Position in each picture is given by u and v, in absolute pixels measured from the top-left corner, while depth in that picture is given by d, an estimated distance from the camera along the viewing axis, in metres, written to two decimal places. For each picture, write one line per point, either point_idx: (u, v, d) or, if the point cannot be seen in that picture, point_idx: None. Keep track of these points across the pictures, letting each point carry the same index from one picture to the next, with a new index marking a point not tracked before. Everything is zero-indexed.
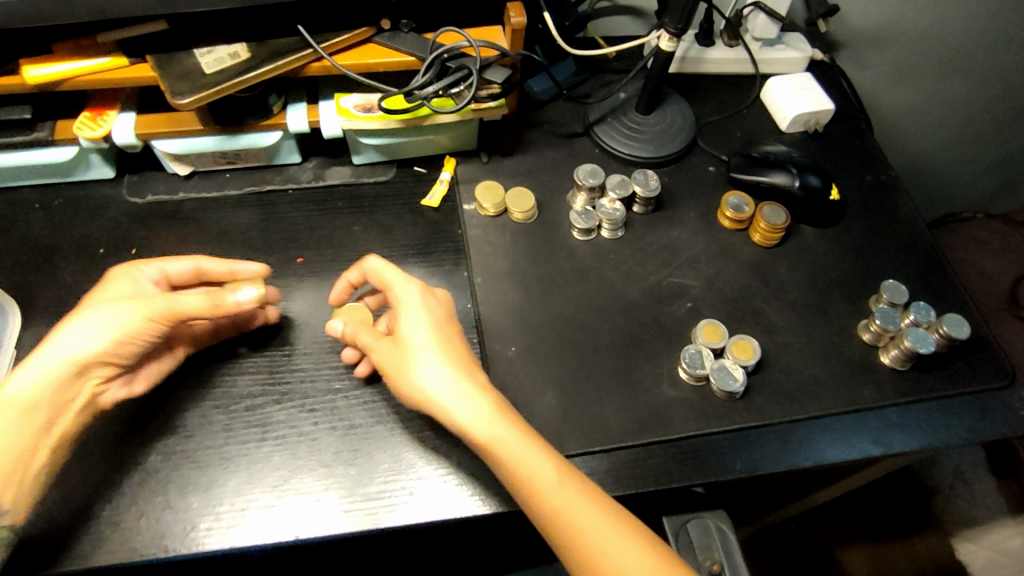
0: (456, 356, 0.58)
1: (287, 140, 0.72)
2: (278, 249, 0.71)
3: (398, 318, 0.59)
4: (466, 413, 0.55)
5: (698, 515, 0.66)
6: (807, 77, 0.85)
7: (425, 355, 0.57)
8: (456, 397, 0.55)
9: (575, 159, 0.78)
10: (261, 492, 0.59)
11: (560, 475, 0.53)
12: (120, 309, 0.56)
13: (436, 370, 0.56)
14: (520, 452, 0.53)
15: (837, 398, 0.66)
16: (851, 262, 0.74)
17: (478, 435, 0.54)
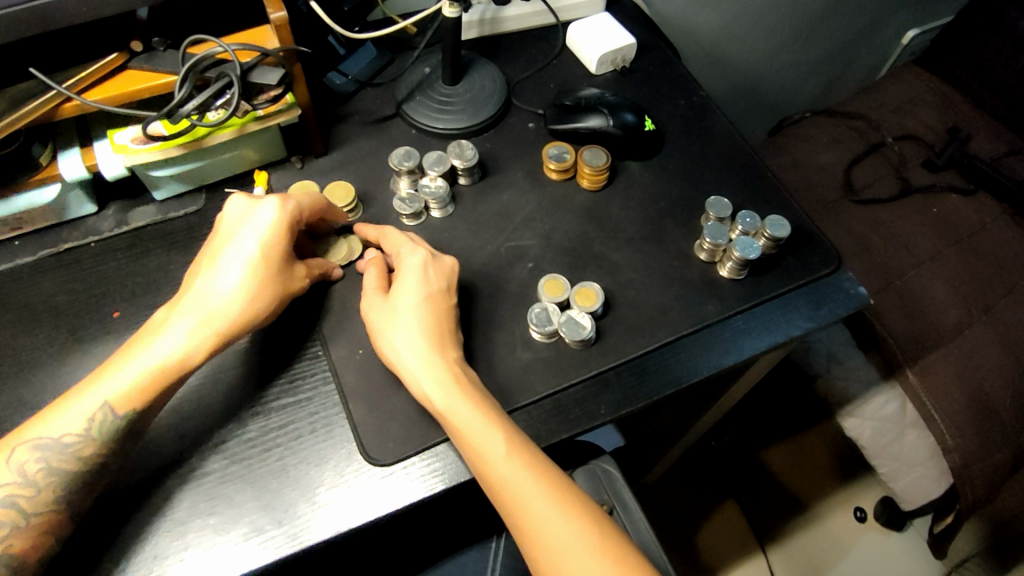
0: (431, 333, 0.59)
1: (72, 191, 0.66)
2: (89, 309, 0.65)
3: (409, 285, 0.60)
4: (426, 386, 0.57)
5: (585, 462, 0.68)
6: (606, 15, 0.85)
7: (403, 321, 0.59)
8: (420, 366, 0.58)
9: (392, 145, 0.76)
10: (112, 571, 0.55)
11: (499, 447, 0.54)
12: (236, 292, 0.58)
13: (413, 338, 0.59)
14: (465, 419, 0.55)
15: (685, 321, 0.67)
16: (677, 187, 0.76)
17: (436, 405, 0.56)
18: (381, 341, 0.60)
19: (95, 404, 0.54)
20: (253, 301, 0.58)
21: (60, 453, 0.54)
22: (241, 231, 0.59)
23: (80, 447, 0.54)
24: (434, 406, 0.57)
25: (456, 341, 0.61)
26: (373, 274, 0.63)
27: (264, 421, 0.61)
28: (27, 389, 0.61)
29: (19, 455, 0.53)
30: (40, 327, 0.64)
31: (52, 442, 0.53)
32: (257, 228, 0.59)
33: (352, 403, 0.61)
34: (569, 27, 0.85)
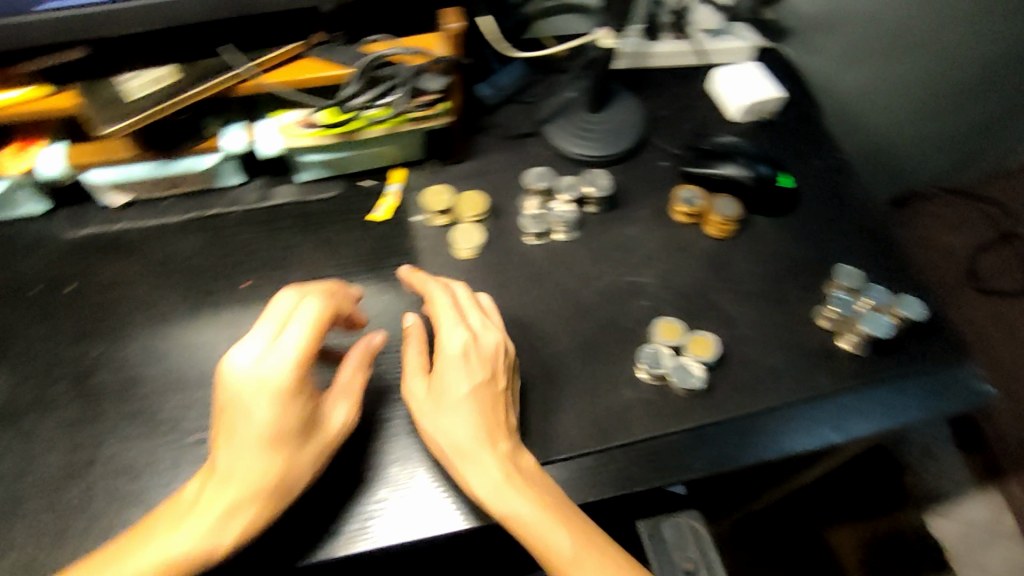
0: (483, 420, 0.54)
1: (226, 162, 0.69)
2: (223, 275, 0.69)
3: (460, 364, 0.56)
4: (475, 475, 0.52)
5: (672, 514, 0.61)
6: (756, 65, 0.84)
7: (457, 404, 0.55)
8: (473, 451, 0.53)
9: (525, 163, 0.77)
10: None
11: (556, 528, 0.50)
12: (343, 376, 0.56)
13: (462, 422, 0.54)
14: (516, 507, 0.51)
15: (797, 388, 0.65)
16: (806, 249, 0.74)
17: (485, 497, 0.52)
18: (423, 424, 0.55)
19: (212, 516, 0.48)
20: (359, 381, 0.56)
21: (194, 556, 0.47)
22: (269, 313, 0.53)
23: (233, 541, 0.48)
24: (473, 485, 0.52)
25: (512, 430, 0.56)
26: (414, 351, 0.58)
27: (368, 412, 0.61)
28: (157, 340, 0.64)
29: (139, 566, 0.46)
30: (178, 284, 0.68)
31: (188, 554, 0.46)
32: (265, 325, 0.52)
33: None
34: (716, 69, 0.84)
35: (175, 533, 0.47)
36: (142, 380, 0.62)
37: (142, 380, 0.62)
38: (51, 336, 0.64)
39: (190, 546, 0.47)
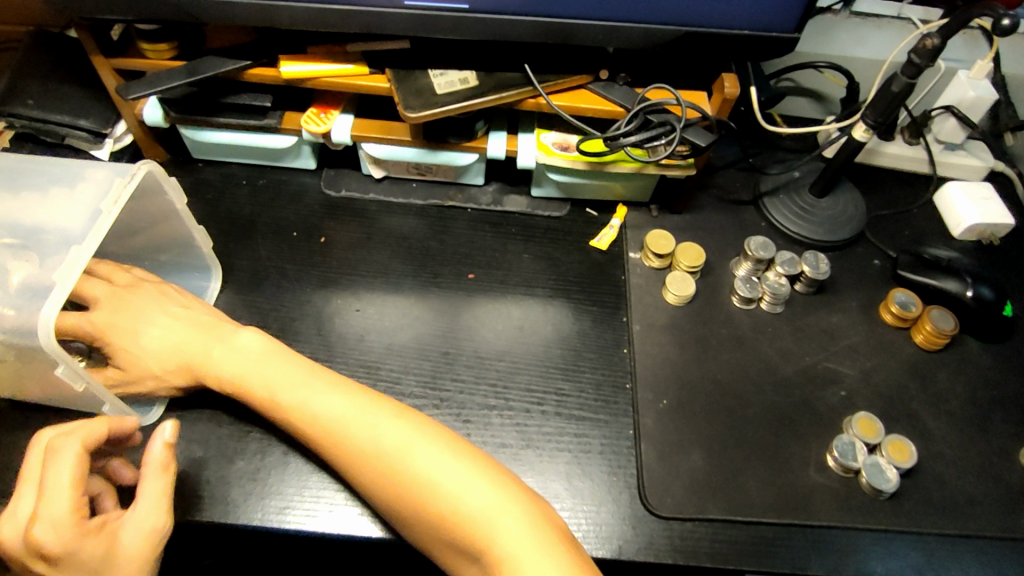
0: (444, 440, 0.54)
1: (479, 163, 0.76)
2: (451, 262, 0.74)
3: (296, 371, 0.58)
4: (467, 493, 0.50)
5: None
6: (987, 187, 0.82)
7: (368, 420, 0.55)
8: (457, 482, 0.51)
9: (741, 228, 0.80)
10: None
11: (533, 546, 0.47)
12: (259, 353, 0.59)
13: (443, 459, 0.52)
14: (498, 530, 0.48)
15: (990, 522, 0.63)
16: (1018, 383, 0.71)
17: (475, 513, 0.49)
18: (404, 469, 0.52)
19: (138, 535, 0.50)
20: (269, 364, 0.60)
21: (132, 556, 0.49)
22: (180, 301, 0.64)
23: (101, 530, 0.49)
24: (463, 513, 0.49)
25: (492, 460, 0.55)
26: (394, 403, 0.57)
27: (562, 423, 0.64)
28: (387, 305, 0.70)
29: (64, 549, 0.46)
30: (411, 260, 0.74)
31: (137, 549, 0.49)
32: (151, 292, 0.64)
33: (644, 446, 0.64)
34: (946, 183, 0.84)
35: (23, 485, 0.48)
36: (369, 337, 0.68)
37: (372, 337, 0.68)
38: (301, 278, 0.72)
39: (67, 523, 0.46)
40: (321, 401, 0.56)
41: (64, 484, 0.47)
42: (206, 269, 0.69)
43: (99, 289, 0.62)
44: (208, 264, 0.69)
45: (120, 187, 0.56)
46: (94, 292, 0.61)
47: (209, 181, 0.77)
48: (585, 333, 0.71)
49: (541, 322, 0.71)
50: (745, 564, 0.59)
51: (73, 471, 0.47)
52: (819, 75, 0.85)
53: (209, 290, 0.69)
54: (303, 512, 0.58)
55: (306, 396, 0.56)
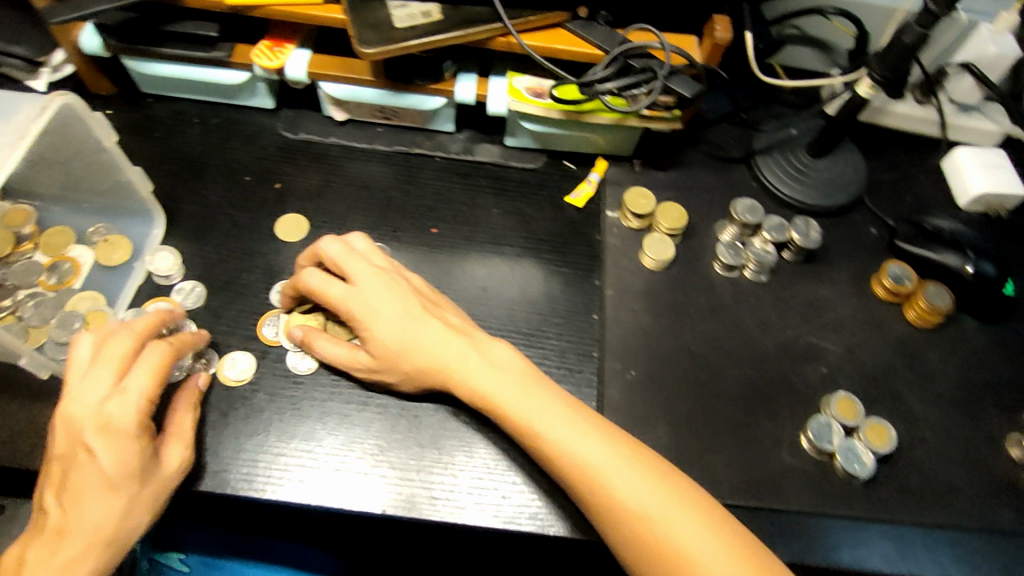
0: (618, 439, 0.50)
1: (448, 108, 0.70)
2: (415, 216, 0.69)
3: (483, 362, 0.53)
4: (630, 487, 0.47)
5: None
6: (1002, 154, 0.76)
7: (550, 414, 0.51)
8: (635, 481, 0.47)
9: (730, 188, 0.74)
10: (307, 451, 0.56)
11: (712, 548, 0.45)
12: (472, 344, 0.55)
13: (612, 455, 0.49)
14: (679, 533, 0.45)
15: (968, 512, 0.59)
16: (1012, 366, 0.67)
17: (648, 511, 0.46)
18: (580, 466, 0.49)
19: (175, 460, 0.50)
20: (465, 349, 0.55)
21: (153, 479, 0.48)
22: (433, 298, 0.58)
23: (151, 444, 0.48)
24: (679, 549, 0.45)
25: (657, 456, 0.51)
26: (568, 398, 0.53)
27: None
28: None
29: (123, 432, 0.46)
30: (371, 212, 0.69)
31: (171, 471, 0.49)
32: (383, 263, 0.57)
33: (607, 418, 0.60)
34: (955, 148, 0.78)
35: (103, 362, 0.48)
36: None
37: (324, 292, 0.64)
38: (250, 226, 0.67)
39: (133, 408, 0.47)
40: (528, 406, 0.51)
41: (146, 370, 0.48)
42: (148, 215, 0.64)
43: (356, 266, 0.55)
44: (150, 210, 0.64)
45: (27, 121, 0.52)
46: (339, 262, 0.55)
47: (157, 117, 0.72)
48: (554, 296, 0.66)
49: (509, 283, 0.66)
50: None
51: (164, 366, 0.49)
52: (826, 22, 0.77)
53: (151, 238, 0.64)
54: (242, 476, 0.55)
55: (503, 388, 0.52)
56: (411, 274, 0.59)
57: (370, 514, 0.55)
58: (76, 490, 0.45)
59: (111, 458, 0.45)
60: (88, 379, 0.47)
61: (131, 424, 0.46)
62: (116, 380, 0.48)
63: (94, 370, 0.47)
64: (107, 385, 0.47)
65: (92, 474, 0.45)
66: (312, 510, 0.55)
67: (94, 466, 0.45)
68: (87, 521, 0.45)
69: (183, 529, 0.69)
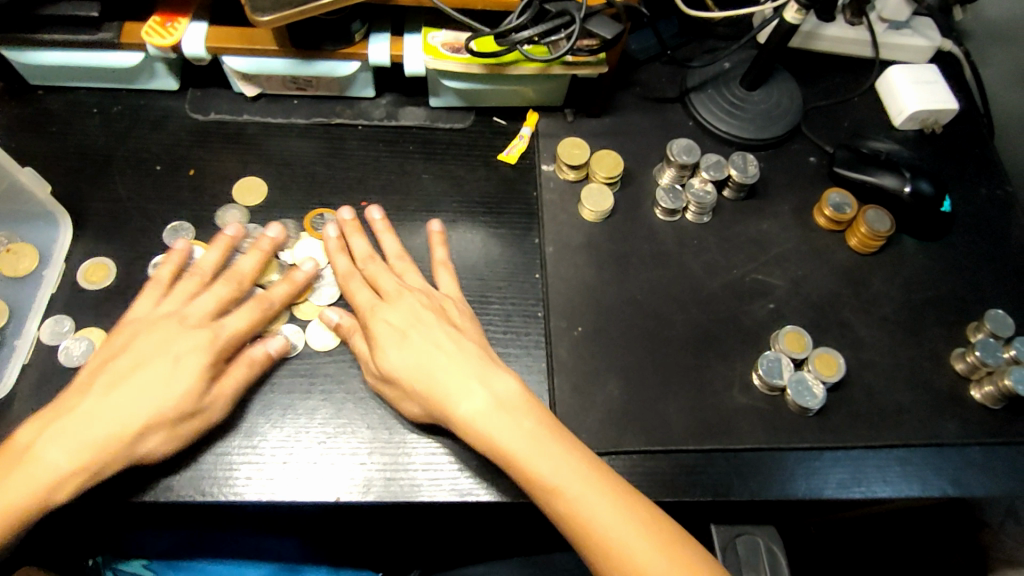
0: (482, 368, 0.53)
1: (364, 72, 0.66)
2: (341, 189, 0.66)
3: (410, 339, 0.54)
4: (476, 403, 0.51)
5: (749, 529, 0.55)
6: (933, 70, 0.75)
7: (429, 354, 0.53)
8: (467, 392, 0.51)
9: (665, 129, 0.72)
10: (253, 447, 0.54)
11: (569, 469, 0.48)
12: (427, 337, 0.54)
13: (464, 375, 0.52)
14: (530, 454, 0.49)
15: (916, 429, 0.60)
16: (951, 281, 0.67)
17: (477, 418, 0.51)
18: (437, 394, 0.52)
19: (214, 401, 0.52)
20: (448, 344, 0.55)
21: (185, 405, 0.50)
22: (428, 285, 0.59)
23: (210, 373, 0.52)
24: (573, 506, 0.47)
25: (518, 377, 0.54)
26: (465, 344, 0.55)
27: None
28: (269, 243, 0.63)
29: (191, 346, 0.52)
30: (295, 190, 0.66)
31: (208, 404, 0.52)
32: (392, 243, 0.62)
33: (558, 378, 0.59)
34: (888, 68, 0.77)
35: (210, 295, 0.56)
36: None
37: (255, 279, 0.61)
38: (167, 218, 0.63)
39: (218, 331, 0.54)
40: (449, 377, 0.52)
41: (246, 308, 0.56)
42: (52, 219, 0.61)
43: (374, 266, 0.59)
44: (54, 214, 0.60)
45: None
46: (360, 247, 0.61)
47: (51, 110, 0.67)
48: (495, 259, 0.64)
49: (447, 250, 0.64)
50: (664, 494, 0.56)
51: (261, 315, 0.56)
52: None
53: (59, 243, 0.60)
54: (187, 481, 0.53)
55: (409, 353, 0.54)
56: (440, 248, 0.62)
57: (325, 503, 0.53)
58: (132, 386, 0.50)
59: (173, 376, 0.51)
60: (196, 303, 0.56)
61: (203, 351, 0.52)
62: (212, 313, 0.55)
63: (202, 297, 0.56)
64: (200, 315, 0.55)
65: (156, 370, 0.51)
66: (264, 505, 0.53)
67: (155, 373, 0.51)
68: (120, 411, 0.49)
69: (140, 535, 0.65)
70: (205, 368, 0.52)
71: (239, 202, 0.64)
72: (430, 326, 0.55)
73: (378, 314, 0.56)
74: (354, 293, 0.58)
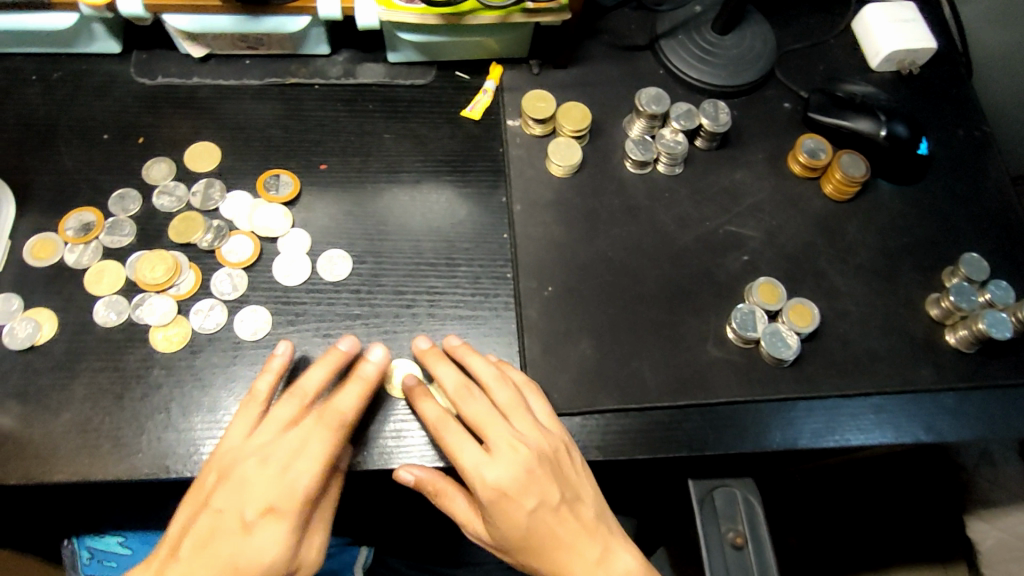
0: (551, 493, 0.49)
1: (316, 27, 0.62)
2: (299, 152, 0.63)
3: (493, 464, 0.49)
4: (526, 512, 0.49)
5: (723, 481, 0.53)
6: (911, 7, 0.73)
7: (512, 481, 0.49)
8: (522, 509, 0.49)
9: (635, 78, 0.69)
10: (219, 421, 0.53)
11: None
12: (512, 473, 0.49)
13: (526, 498, 0.49)
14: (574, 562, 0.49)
15: (892, 376, 0.60)
16: (928, 226, 0.66)
17: (524, 533, 0.49)
18: (495, 506, 0.49)
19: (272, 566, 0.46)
20: (530, 483, 0.49)
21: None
22: (523, 417, 0.51)
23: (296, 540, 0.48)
24: None
25: (587, 499, 0.51)
26: (552, 486, 0.49)
27: (438, 325, 0.58)
28: (225, 211, 0.60)
29: (267, 517, 0.47)
30: (251, 155, 0.63)
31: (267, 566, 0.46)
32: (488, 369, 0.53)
33: (529, 339, 0.58)
34: (865, 7, 0.74)
35: (310, 451, 0.48)
36: (206, 253, 0.59)
37: (212, 249, 0.59)
38: (116, 189, 0.60)
39: (292, 497, 0.47)
40: (562, 549, 0.49)
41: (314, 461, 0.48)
42: None
43: (499, 399, 0.52)
44: None
45: None
46: (503, 393, 0.52)
47: None
48: (462, 220, 0.63)
49: (411, 211, 0.62)
50: (640, 451, 0.55)
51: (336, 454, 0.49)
52: None
53: (3, 219, 0.58)
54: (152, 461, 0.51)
55: (487, 469, 0.49)
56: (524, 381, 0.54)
57: None
58: (215, 553, 0.46)
59: (252, 546, 0.46)
60: (283, 440, 0.49)
61: (281, 519, 0.47)
62: (319, 479, 0.48)
63: (293, 437, 0.49)
64: (309, 467, 0.48)
65: (240, 547, 0.46)
66: None
67: (230, 540, 0.46)
68: None
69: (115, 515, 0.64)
70: (274, 526, 0.47)
71: (188, 166, 0.62)
72: (539, 497, 0.49)
73: (492, 481, 0.49)
74: (455, 449, 0.50)
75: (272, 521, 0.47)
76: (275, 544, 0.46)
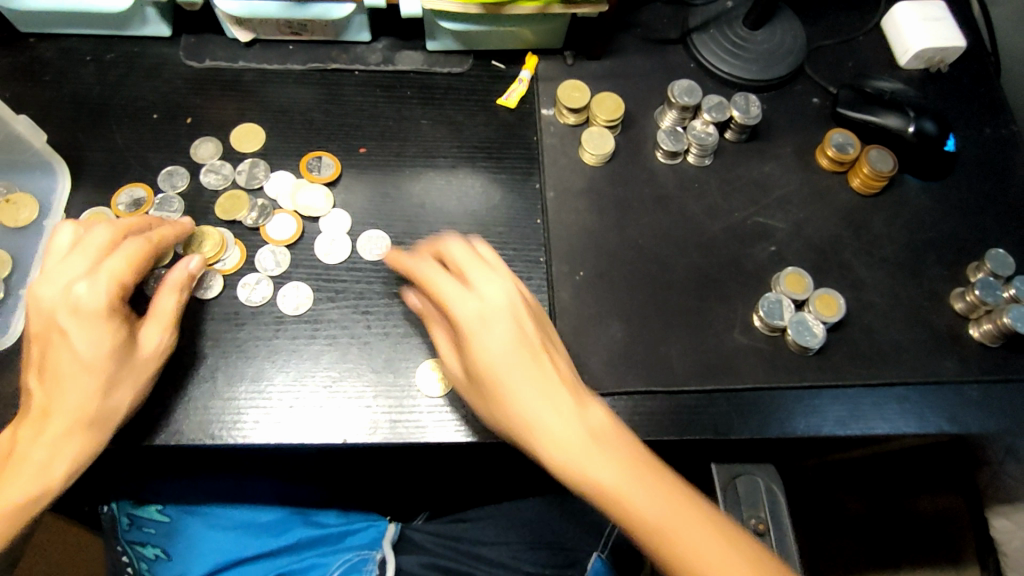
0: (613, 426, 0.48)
1: (359, 14, 0.64)
2: (340, 136, 0.65)
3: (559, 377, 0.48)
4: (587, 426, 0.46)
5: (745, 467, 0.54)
6: (941, 7, 0.74)
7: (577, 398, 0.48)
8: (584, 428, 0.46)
9: (667, 71, 0.71)
10: (262, 392, 0.55)
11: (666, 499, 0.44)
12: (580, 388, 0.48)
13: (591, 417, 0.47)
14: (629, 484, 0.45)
15: (915, 367, 0.61)
16: (953, 222, 0.67)
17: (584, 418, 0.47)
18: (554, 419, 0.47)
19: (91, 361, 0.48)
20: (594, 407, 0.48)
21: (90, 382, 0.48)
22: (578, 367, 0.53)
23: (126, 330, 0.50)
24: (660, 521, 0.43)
25: None
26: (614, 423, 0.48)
27: None
28: (269, 190, 0.62)
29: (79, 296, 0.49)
30: (294, 138, 0.65)
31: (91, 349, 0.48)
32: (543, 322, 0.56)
33: (560, 321, 0.60)
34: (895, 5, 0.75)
35: (77, 261, 0.50)
36: (251, 230, 0.61)
37: (256, 226, 0.61)
38: (165, 167, 0.62)
39: (102, 293, 0.49)
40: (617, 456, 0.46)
41: (96, 250, 0.51)
42: (51, 167, 0.60)
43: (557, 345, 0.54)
44: (53, 161, 0.60)
45: None
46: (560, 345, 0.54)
47: (45, 58, 0.66)
48: (496, 204, 0.64)
49: (448, 195, 0.64)
50: (666, 433, 0.57)
51: (141, 256, 0.52)
52: None
53: (60, 193, 0.60)
54: (198, 427, 0.54)
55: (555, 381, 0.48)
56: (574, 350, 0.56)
57: (332, 445, 0.54)
58: (50, 367, 0.48)
59: (73, 342, 0.48)
60: (77, 259, 0.50)
61: (74, 332, 0.48)
62: (124, 277, 0.50)
63: (76, 255, 0.50)
64: (105, 281, 0.49)
65: (67, 355, 0.47)
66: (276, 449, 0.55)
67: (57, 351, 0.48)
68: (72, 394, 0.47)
69: (156, 481, 0.66)
70: (74, 317, 0.48)
71: (233, 146, 0.64)
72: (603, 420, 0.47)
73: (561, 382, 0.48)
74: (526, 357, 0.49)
75: (78, 322, 0.48)
76: (95, 294, 0.49)
